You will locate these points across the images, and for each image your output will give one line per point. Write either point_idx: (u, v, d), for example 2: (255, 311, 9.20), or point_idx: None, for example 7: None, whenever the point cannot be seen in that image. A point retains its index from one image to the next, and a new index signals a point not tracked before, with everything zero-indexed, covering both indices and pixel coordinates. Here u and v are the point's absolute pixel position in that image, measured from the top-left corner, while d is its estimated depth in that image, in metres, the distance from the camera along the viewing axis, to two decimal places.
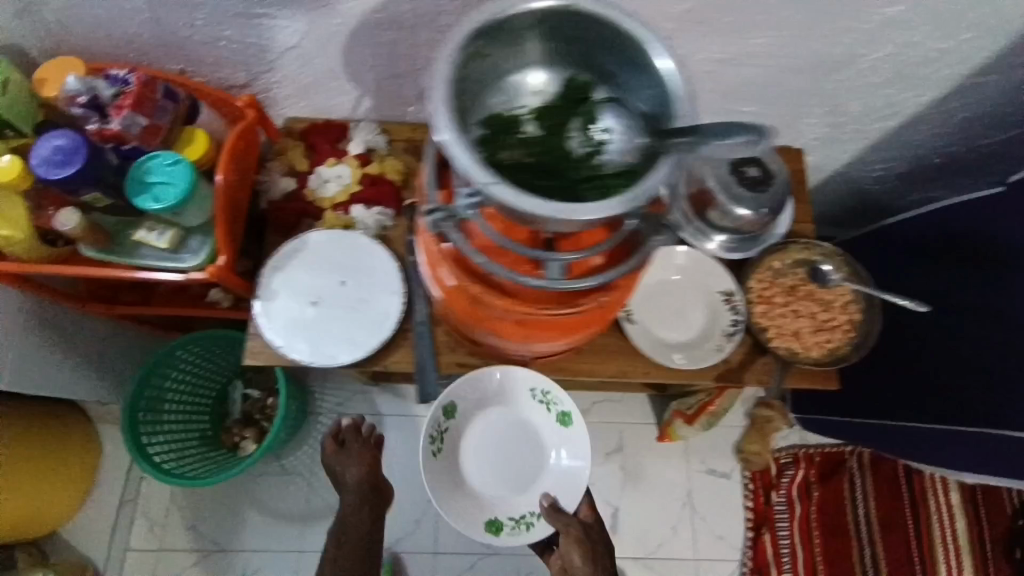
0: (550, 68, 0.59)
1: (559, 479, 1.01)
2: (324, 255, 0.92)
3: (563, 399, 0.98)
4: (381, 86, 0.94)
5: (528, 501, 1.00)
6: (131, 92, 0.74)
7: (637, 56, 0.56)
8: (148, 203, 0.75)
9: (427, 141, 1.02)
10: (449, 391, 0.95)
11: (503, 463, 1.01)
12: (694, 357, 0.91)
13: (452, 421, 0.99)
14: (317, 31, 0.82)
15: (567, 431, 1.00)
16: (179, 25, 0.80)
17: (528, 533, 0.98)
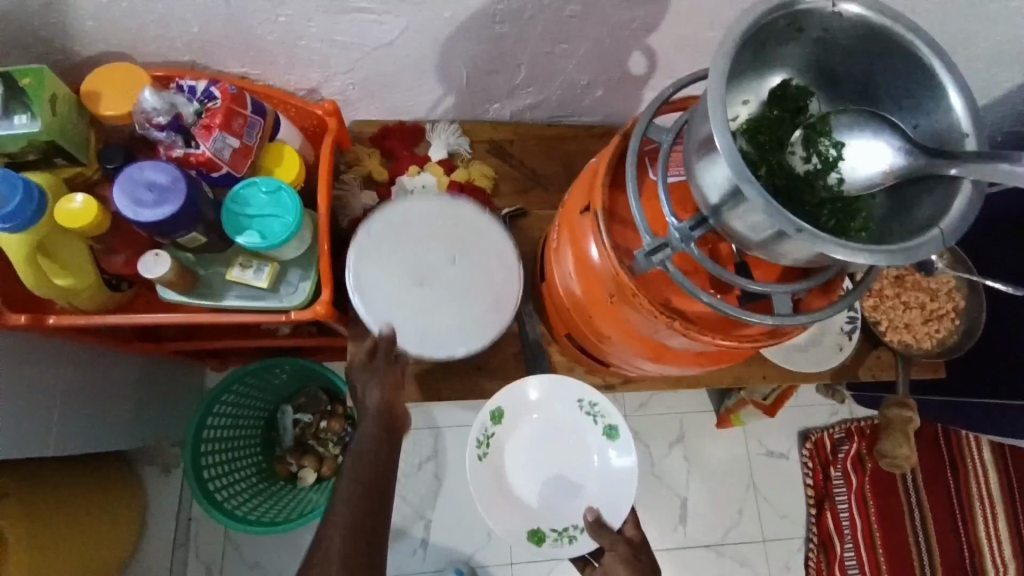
0: (794, 75, 0.52)
1: (605, 490, 0.84)
2: (423, 224, 0.80)
3: (612, 410, 0.85)
4: (469, 82, 0.84)
5: (571, 515, 0.84)
6: (219, 108, 0.63)
7: (911, 73, 0.49)
8: (254, 240, 0.65)
9: (510, 140, 0.93)
10: (502, 393, 0.83)
11: (547, 475, 0.85)
12: (812, 359, 0.88)
13: (499, 427, 0.84)
14: (420, 25, 0.71)
15: (612, 448, 0.85)
16: (257, 23, 0.68)
17: (573, 548, 0.82)
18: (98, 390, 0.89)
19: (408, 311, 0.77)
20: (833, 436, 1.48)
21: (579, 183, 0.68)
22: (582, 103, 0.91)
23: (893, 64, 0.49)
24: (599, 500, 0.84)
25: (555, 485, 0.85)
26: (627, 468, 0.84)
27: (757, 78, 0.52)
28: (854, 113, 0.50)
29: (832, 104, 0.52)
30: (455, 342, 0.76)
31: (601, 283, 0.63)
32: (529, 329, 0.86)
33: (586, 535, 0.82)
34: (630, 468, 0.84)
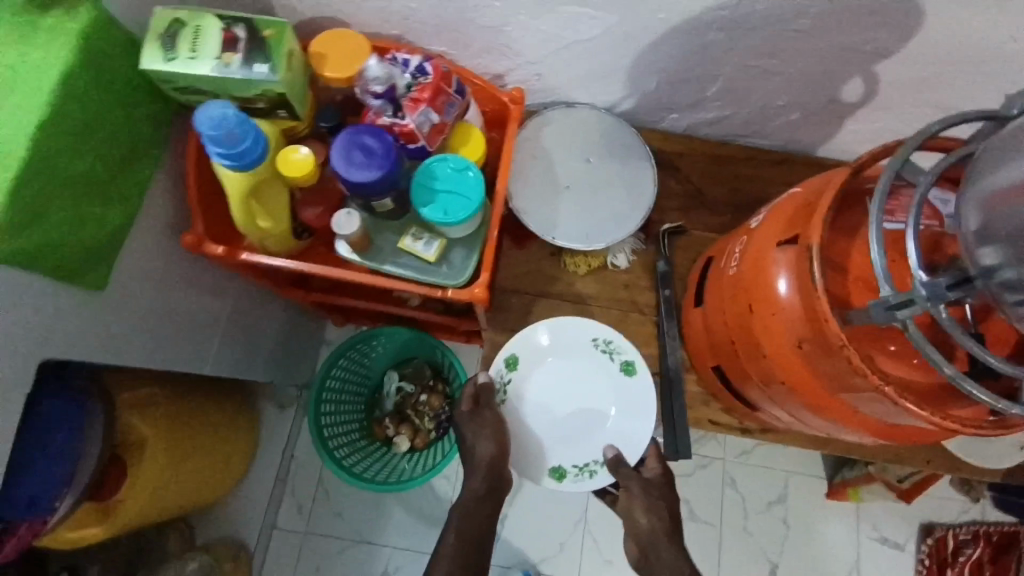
0: None
1: (623, 428, 0.79)
2: (565, 135, 0.85)
3: (625, 346, 0.79)
4: (657, 87, 0.81)
5: (593, 447, 0.80)
6: (429, 83, 0.66)
7: None
8: (435, 214, 0.66)
9: (679, 154, 0.89)
10: (515, 339, 0.79)
11: (561, 413, 0.80)
12: (981, 453, 0.79)
13: (513, 374, 0.80)
14: (629, 25, 0.69)
15: (629, 384, 0.79)
16: (470, 6, 0.69)
17: (594, 483, 0.78)
18: (246, 324, 0.96)
19: (560, 212, 0.82)
20: (958, 537, 1.28)
21: (778, 214, 0.63)
22: (769, 125, 0.85)
23: None
24: (617, 435, 0.79)
25: (573, 425, 0.80)
26: (645, 407, 0.78)
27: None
28: None
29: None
30: (613, 234, 0.81)
31: (790, 321, 0.58)
32: (669, 355, 0.81)
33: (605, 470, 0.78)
34: (647, 403, 0.78)
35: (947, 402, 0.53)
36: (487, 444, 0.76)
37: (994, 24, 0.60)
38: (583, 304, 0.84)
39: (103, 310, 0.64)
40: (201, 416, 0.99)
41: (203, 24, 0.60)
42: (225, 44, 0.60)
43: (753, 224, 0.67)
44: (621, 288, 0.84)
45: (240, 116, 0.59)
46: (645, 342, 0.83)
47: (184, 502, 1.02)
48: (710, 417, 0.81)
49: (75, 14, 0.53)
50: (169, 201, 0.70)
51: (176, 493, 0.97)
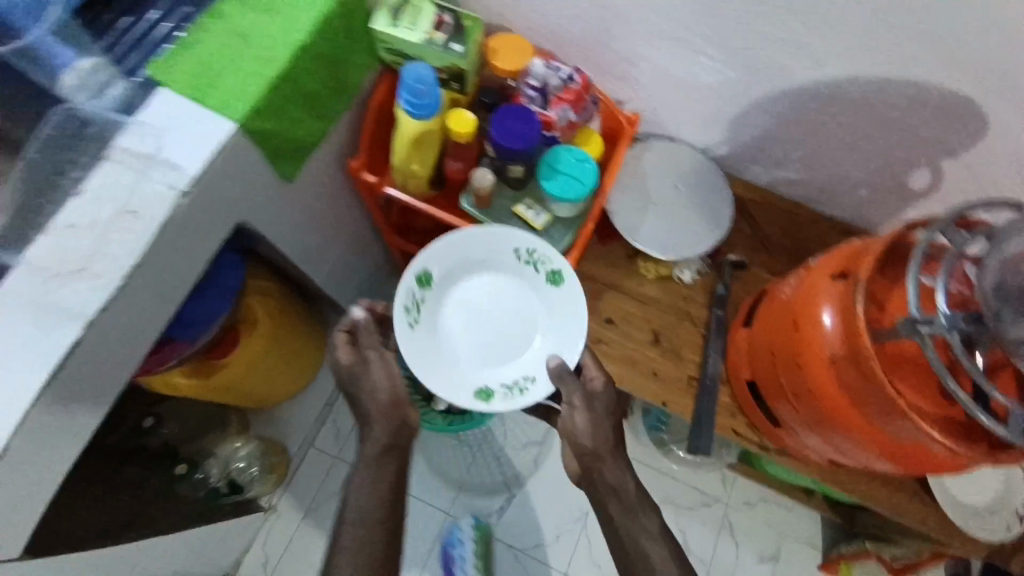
0: None
1: (551, 336, 0.87)
2: (661, 163, 0.99)
3: (550, 254, 0.84)
4: (753, 141, 0.94)
5: (527, 360, 0.87)
6: (574, 89, 0.82)
7: None
8: (553, 188, 0.81)
9: (755, 203, 1.02)
10: (427, 256, 0.83)
11: (481, 333, 0.87)
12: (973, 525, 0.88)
13: (430, 292, 0.86)
14: (743, 83, 0.84)
15: (558, 293, 0.86)
16: (618, 41, 0.86)
17: (523, 399, 0.84)
18: (349, 255, 1.11)
19: (643, 222, 0.96)
20: None
21: (837, 256, 0.74)
22: (840, 196, 0.98)
23: None
24: (548, 346, 0.86)
25: (498, 345, 0.87)
26: (574, 316, 0.85)
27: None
28: None
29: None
30: (685, 252, 0.94)
31: (827, 340, 0.70)
32: (711, 364, 0.92)
33: (533, 386, 0.85)
34: (574, 312, 0.85)
35: (950, 431, 0.64)
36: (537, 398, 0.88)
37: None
38: (644, 304, 0.97)
39: (279, 199, 0.81)
40: (296, 321, 1.13)
41: (421, 6, 0.77)
42: (436, 24, 0.78)
43: (812, 261, 0.79)
44: (681, 298, 0.97)
45: (432, 78, 0.77)
46: (691, 351, 0.94)
47: (259, 392, 1.15)
48: (733, 426, 0.91)
49: None
50: (341, 131, 0.87)
51: (256, 380, 1.11)
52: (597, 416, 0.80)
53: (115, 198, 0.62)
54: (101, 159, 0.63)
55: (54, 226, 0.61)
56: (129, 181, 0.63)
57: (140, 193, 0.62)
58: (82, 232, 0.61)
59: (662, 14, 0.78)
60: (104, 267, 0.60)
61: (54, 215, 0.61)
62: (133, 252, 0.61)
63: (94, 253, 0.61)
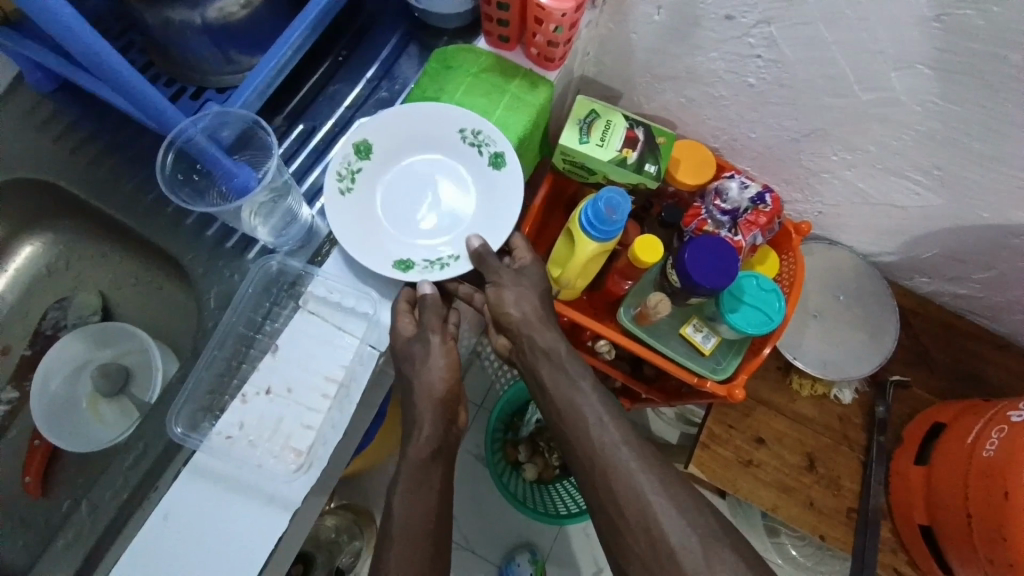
0: None
1: (491, 216, 0.63)
2: (820, 271, 0.94)
3: (497, 133, 0.61)
4: (925, 255, 0.88)
5: (455, 241, 0.64)
6: (765, 212, 0.76)
7: None
8: (737, 320, 0.74)
9: (915, 312, 0.95)
10: (374, 120, 0.61)
11: (409, 205, 0.65)
12: None
13: (365, 162, 0.63)
14: (941, 207, 0.77)
15: (500, 180, 0.63)
16: (804, 152, 0.79)
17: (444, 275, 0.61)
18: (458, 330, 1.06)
19: (802, 335, 0.91)
20: None
21: None
22: (1013, 320, 0.90)
23: None
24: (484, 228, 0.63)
25: (424, 218, 0.64)
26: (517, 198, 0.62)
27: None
28: None
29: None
30: (848, 370, 0.88)
31: None
32: (871, 497, 0.86)
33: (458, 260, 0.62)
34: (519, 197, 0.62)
35: None
36: None
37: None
38: (795, 420, 0.90)
39: None
40: None
41: (614, 121, 0.72)
42: (627, 141, 0.72)
43: (1016, 416, 0.71)
44: (836, 417, 0.91)
45: (626, 203, 0.70)
46: (847, 477, 0.88)
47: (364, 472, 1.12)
48: (894, 565, 0.86)
49: (537, 87, 0.68)
50: None
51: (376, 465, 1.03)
52: (523, 288, 0.66)
53: (316, 362, 0.57)
54: (294, 312, 0.58)
55: (247, 392, 0.56)
56: (327, 339, 0.58)
57: (348, 360, 0.58)
58: (280, 400, 0.56)
59: (869, 138, 0.72)
60: (314, 452, 0.56)
61: (251, 378, 0.56)
62: (339, 429, 0.57)
63: (302, 431, 0.56)
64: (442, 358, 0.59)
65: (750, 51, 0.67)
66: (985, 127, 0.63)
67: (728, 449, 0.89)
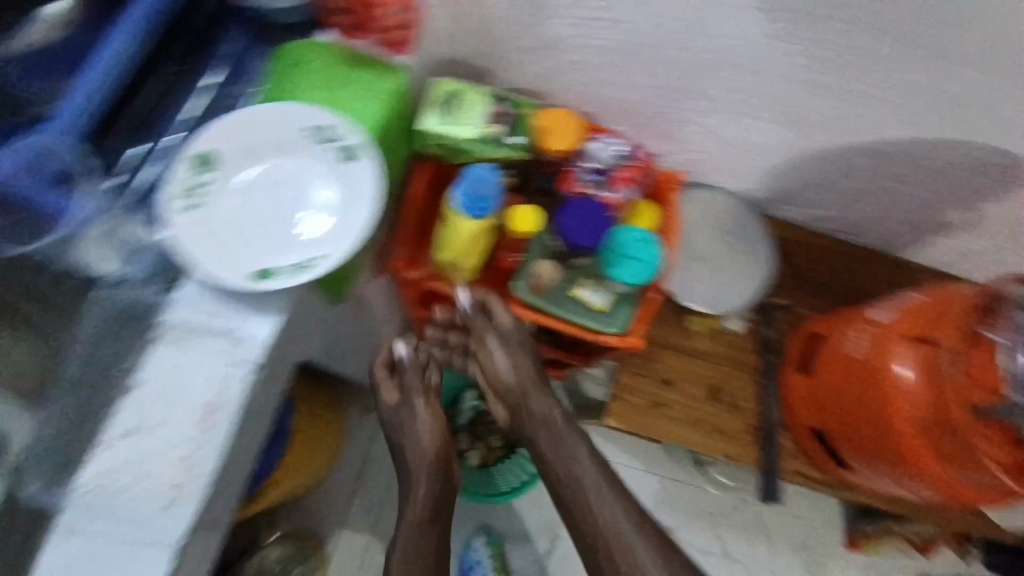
0: None
1: (352, 208, 0.59)
2: (702, 214, 0.99)
3: (347, 125, 0.60)
4: (792, 186, 0.95)
5: (318, 241, 0.58)
6: (632, 166, 0.80)
7: None
8: (621, 274, 0.78)
9: (791, 240, 1.03)
10: (217, 130, 0.59)
11: (262, 214, 0.59)
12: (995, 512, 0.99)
13: (210, 174, 0.58)
14: (791, 139, 0.83)
15: (357, 171, 0.60)
16: (665, 104, 0.83)
17: (310, 275, 0.56)
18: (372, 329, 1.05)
19: (689, 276, 0.98)
20: None
21: (911, 315, 0.76)
22: (869, 232, 1.00)
23: None
24: (347, 221, 0.59)
25: (280, 224, 0.59)
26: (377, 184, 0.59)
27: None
28: None
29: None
30: (734, 302, 0.96)
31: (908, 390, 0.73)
32: (771, 412, 0.94)
33: (323, 258, 0.57)
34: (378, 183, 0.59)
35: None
36: None
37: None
38: (698, 357, 0.96)
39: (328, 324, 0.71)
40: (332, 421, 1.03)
41: (473, 97, 0.73)
42: (489, 117, 0.73)
43: (880, 318, 0.79)
44: (733, 347, 0.98)
45: (493, 176, 0.72)
46: (749, 398, 0.96)
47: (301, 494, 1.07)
48: (797, 469, 0.94)
49: (387, 75, 0.66)
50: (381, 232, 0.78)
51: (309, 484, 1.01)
52: (509, 348, 0.79)
53: (181, 392, 0.55)
54: (149, 346, 0.56)
55: (111, 436, 0.54)
56: (188, 368, 0.56)
57: (212, 381, 0.56)
58: (146, 438, 0.54)
59: (716, 82, 0.76)
60: (187, 486, 0.54)
61: (112, 419, 0.54)
62: (212, 458, 0.55)
63: (170, 466, 0.54)
64: (425, 430, 0.80)
65: (592, 11, 0.70)
66: (809, 58, 0.68)
67: (640, 396, 0.94)
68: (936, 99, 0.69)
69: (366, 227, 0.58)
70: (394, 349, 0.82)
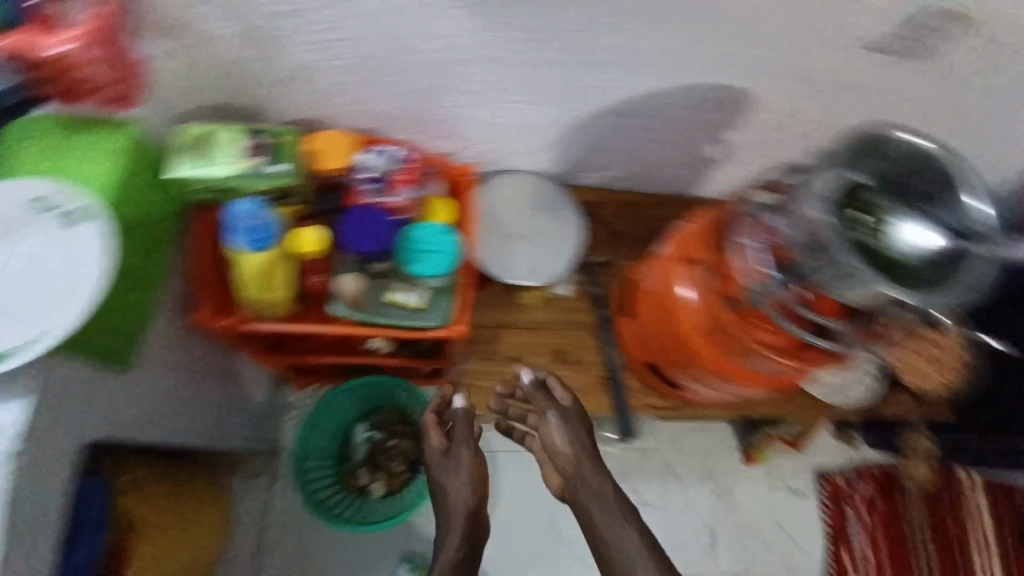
0: (866, 179, 0.67)
1: (84, 269, 0.60)
2: (511, 194, 1.04)
3: (65, 192, 0.62)
4: (577, 154, 1.04)
5: (49, 309, 0.58)
6: (410, 167, 0.85)
7: (949, 187, 0.65)
8: (422, 268, 0.82)
9: (598, 203, 1.12)
10: None
11: None
12: (832, 391, 1.07)
13: None
14: (550, 113, 0.91)
15: (82, 232, 0.61)
16: (430, 106, 0.88)
17: (46, 341, 0.56)
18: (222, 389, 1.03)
19: (511, 255, 1.02)
20: (845, 477, 1.60)
21: (679, 243, 0.87)
22: (660, 177, 1.11)
23: (933, 176, 0.65)
24: (80, 282, 0.59)
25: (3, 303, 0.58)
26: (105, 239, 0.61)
27: (845, 171, 0.67)
28: (908, 213, 0.66)
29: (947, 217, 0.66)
30: (556, 269, 1.02)
31: (686, 302, 0.83)
32: (611, 359, 1.03)
33: (57, 321, 0.57)
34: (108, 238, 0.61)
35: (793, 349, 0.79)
36: (463, 507, 0.94)
37: (801, 106, 0.89)
38: (535, 329, 1.03)
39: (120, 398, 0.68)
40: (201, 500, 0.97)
41: (225, 136, 0.74)
42: (248, 151, 0.74)
43: (661, 251, 0.91)
44: (567, 311, 1.05)
45: (260, 211, 0.72)
46: (590, 352, 1.03)
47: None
48: (645, 401, 1.04)
49: (117, 132, 0.66)
50: (170, 289, 0.77)
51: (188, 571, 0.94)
52: (569, 421, 0.89)
53: None
54: None
55: None
56: None
57: None
58: None
59: (458, 75, 0.82)
60: None
61: None
62: None
63: None
64: (460, 477, 0.95)
65: (312, 33, 0.73)
66: (516, 37, 0.76)
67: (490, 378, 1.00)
68: (638, 53, 0.78)
69: (103, 283, 0.60)
70: (440, 402, 0.98)
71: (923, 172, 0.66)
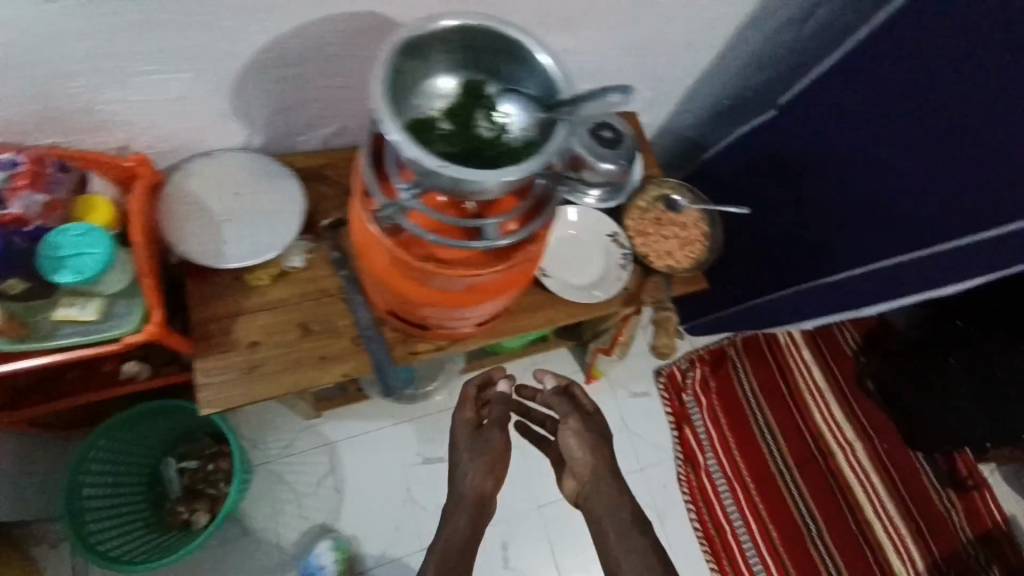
0: (452, 73, 0.71)
1: None
2: (210, 177, 0.97)
3: None
4: (271, 119, 0.97)
5: None
6: (23, 171, 0.78)
7: (520, 54, 0.69)
8: (66, 275, 0.79)
9: (325, 165, 1.05)
10: None
11: None
12: (586, 293, 1.10)
13: None
14: (200, 80, 0.84)
15: None
16: (49, 97, 0.78)
17: None
18: None
19: (223, 240, 0.96)
20: (680, 368, 1.71)
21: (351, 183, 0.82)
22: None
23: (504, 50, 0.70)
24: None
25: None
26: None
27: (429, 76, 0.71)
28: (497, 91, 0.71)
29: (537, 82, 0.70)
30: (276, 243, 0.96)
31: (370, 245, 0.80)
32: (362, 318, 0.99)
33: None
34: None
35: (485, 257, 0.79)
36: (473, 490, 0.91)
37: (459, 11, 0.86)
38: (277, 307, 0.99)
39: None
40: None
41: None
42: None
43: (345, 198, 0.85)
44: (307, 283, 1.01)
45: None
46: (340, 317, 1.00)
47: None
48: (409, 350, 0.99)
49: None
50: None
51: None
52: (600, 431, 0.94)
53: None
54: None
55: None
56: None
57: None
58: None
59: (48, 52, 0.72)
60: None
61: None
62: None
63: None
64: (478, 466, 0.92)
65: None
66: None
67: (229, 370, 0.94)
68: None
69: None
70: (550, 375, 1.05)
71: (494, 49, 0.70)
